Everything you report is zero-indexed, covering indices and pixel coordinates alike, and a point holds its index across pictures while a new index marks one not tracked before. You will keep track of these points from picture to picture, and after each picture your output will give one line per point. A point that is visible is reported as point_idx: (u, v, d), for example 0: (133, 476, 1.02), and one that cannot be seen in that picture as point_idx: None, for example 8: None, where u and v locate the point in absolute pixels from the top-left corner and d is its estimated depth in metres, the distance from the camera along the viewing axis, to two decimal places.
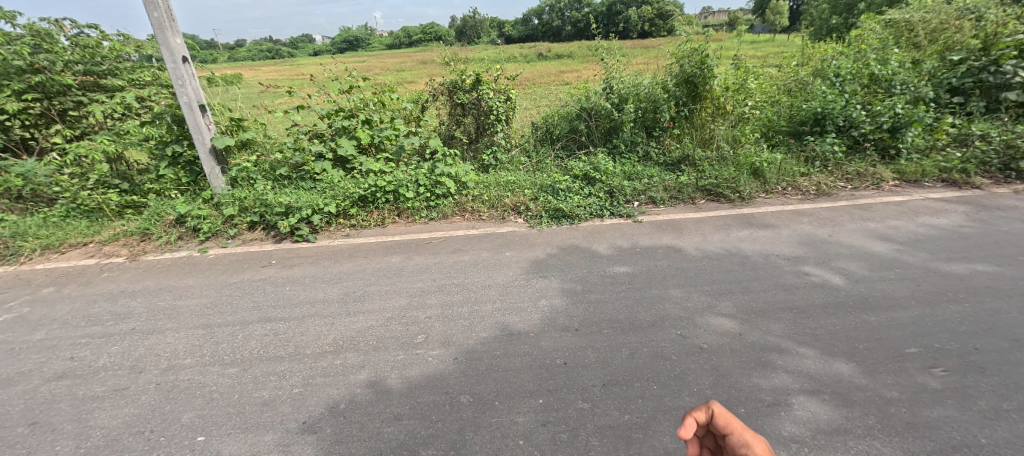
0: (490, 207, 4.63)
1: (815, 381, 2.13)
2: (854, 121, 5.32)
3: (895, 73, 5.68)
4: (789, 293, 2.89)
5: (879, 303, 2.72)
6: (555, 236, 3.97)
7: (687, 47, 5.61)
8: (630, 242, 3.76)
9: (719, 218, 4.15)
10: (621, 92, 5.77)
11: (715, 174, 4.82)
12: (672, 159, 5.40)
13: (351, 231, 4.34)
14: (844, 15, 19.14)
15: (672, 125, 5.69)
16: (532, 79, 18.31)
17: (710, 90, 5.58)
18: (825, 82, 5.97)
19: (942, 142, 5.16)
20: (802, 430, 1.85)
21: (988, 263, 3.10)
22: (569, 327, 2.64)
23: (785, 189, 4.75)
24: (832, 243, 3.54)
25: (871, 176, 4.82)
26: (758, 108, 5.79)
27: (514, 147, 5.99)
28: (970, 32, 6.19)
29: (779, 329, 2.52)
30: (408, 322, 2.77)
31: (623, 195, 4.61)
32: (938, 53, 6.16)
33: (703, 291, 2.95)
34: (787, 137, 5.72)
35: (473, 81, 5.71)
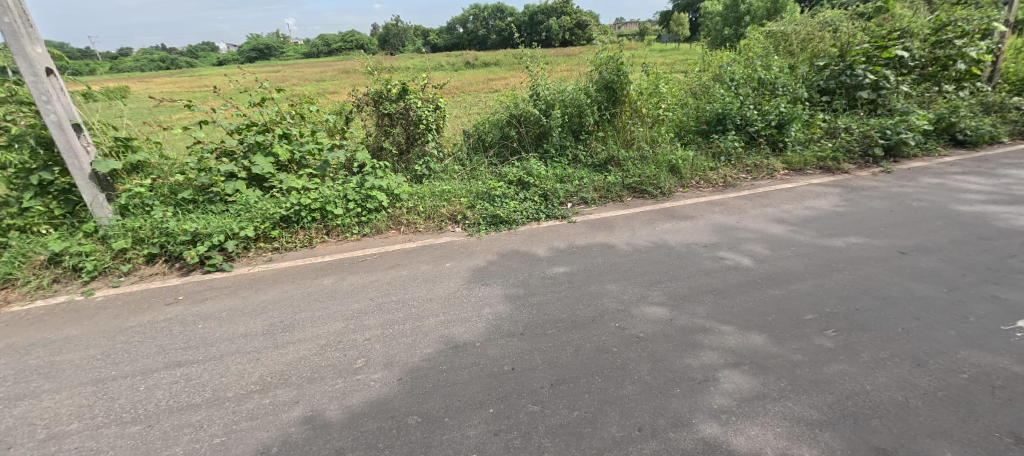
0: (427, 218, 4.52)
1: (737, 354, 2.35)
2: (749, 120, 6.03)
3: (777, 77, 6.55)
4: (710, 277, 3.17)
5: (781, 278, 3.09)
6: (494, 243, 3.98)
7: (604, 56, 5.99)
8: (567, 242, 3.89)
9: (646, 213, 4.45)
10: (547, 98, 6.00)
11: (638, 173, 5.16)
12: (599, 161, 5.67)
13: (274, 255, 3.99)
14: (734, 27, 21.80)
15: (597, 128, 6.00)
16: (461, 86, 18.42)
17: (627, 95, 5.99)
18: (724, 86, 6.70)
19: (818, 134, 6.02)
20: (730, 401, 2.03)
21: (859, 235, 3.68)
22: (514, 332, 2.66)
23: (699, 183, 5.24)
24: (740, 228, 3.96)
25: (766, 167, 5.49)
26: (670, 110, 6.31)
27: (447, 155, 5.93)
28: (830, 41, 7.34)
29: (704, 311, 2.76)
30: (345, 347, 2.59)
31: (557, 197, 4.76)
32: (808, 60, 7.23)
33: (636, 283, 3.14)
34: (697, 136, 6.31)
35: (399, 90, 5.56)
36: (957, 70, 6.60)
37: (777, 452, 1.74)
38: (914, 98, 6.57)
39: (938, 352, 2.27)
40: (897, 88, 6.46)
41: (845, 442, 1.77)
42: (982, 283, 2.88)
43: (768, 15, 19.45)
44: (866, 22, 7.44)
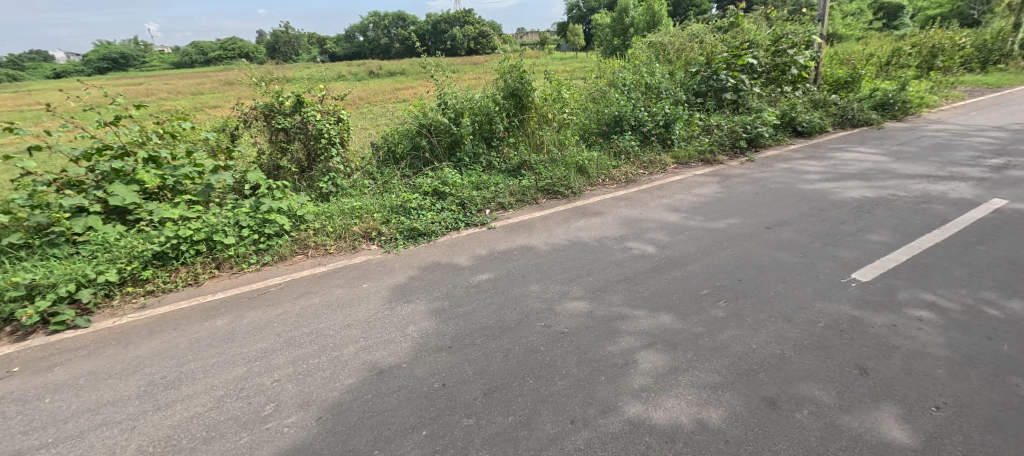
0: (338, 237, 4.21)
1: (650, 334, 2.57)
2: (641, 121, 6.68)
3: (660, 82, 7.37)
4: (621, 267, 3.42)
5: (680, 260, 3.46)
6: (413, 257, 3.83)
7: (507, 64, 6.19)
8: (488, 249, 3.90)
9: (561, 213, 4.67)
10: (456, 106, 6.00)
11: (550, 175, 5.41)
12: (512, 166, 5.80)
13: (149, 300, 3.36)
14: (621, 38, 24.10)
15: (507, 134, 6.14)
16: (367, 97, 17.63)
17: (533, 101, 6.24)
18: (618, 90, 7.33)
19: (698, 131, 6.87)
20: (648, 380, 2.20)
21: (736, 216, 4.28)
22: (442, 347, 2.58)
23: (604, 181, 5.64)
24: (643, 219, 4.35)
25: (659, 163, 6.12)
26: (574, 114, 6.73)
27: (355, 170, 5.61)
28: (698, 51, 8.47)
29: (619, 299, 2.96)
30: (249, 394, 2.27)
31: (475, 205, 4.76)
32: (683, 67, 8.25)
33: (557, 281, 3.26)
34: (599, 137, 6.80)
35: (293, 102, 5.12)
36: (792, 75, 8.06)
37: (691, 419, 1.93)
38: (765, 98, 7.86)
39: (800, 308, 2.73)
40: (751, 90, 7.67)
41: (741, 398, 2.04)
42: (825, 246, 3.54)
43: (648, 28, 21.87)
44: (723, 34, 8.73)
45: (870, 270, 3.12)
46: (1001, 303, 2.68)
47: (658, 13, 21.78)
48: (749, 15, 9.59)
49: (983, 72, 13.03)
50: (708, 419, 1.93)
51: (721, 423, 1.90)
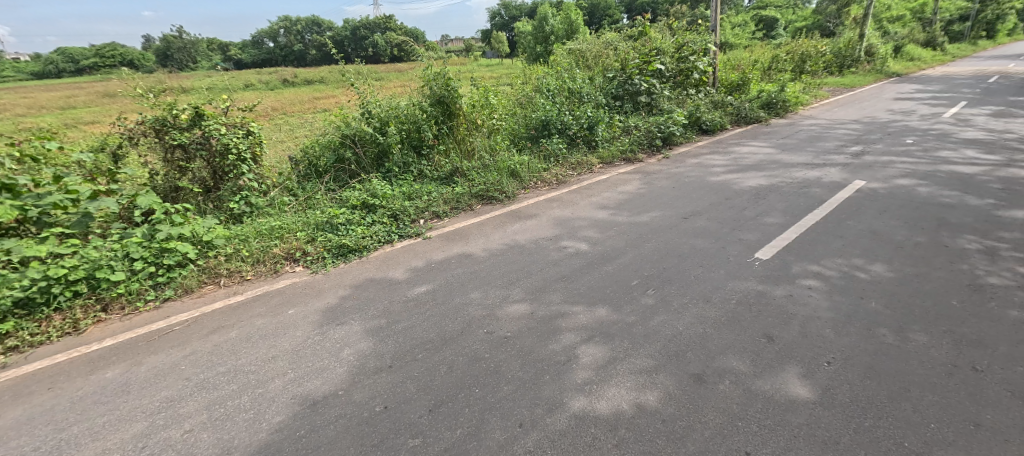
0: (255, 262, 3.83)
1: (588, 328, 2.67)
2: (567, 124, 6.96)
3: (582, 87, 7.75)
4: (557, 266, 3.52)
5: (611, 255, 3.65)
6: (344, 276, 3.60)
7: (431, 72, 6.09)
8: (425, 260, 3.80)
9: (496, 218, 4.69)
10: (380, 115, 5.78)
11: (483, 181, 5.43)
12: (444, 173, 5.73)
13: (16, 358, 2.70)
14: (544, 45, 24.99)
15: (437, 142, 6.05)
16: (281, 107, 16.34)
17: (460, 108, 6.21)
18: (543, 96, 7.58)
19: (619, 133, 7.33)
20: (590, 372, 2.29)
21: (657, 209, 4.63)
22: (381, 367, 2.45)
23: (537, 183, 5.79)
24: (575, 218, 4.53)
25: (586, 163, 6.42)
26: (503, 120, 6.83)
27: (272, 187, 5.18)
28: (613, 57, 9.05)
29: (557, 298, 3.04)
30: (156, 452, 1.92)
31: (408, 215, 4.61)
32: (601, 73, 8.76)
33: (497, 286, 3.27)
34: (529, 141, 6.97)
35: (191, 115, 4.57)
36: (694, 79, 8.93)
37: (631, 405, 2.05)
38: (674, 100, 8.63)
39: (716, 288, 3.02)
40: (662, 93, 8.36)
41: (673, 378, 2.21)
42: (732, 231, 3.96)
43: (568, 36, 22.95)
44: (633, 43, 9.44)
45: (769, 249, 3.55)
46: (867, 268, 3.20)
47: (575, 21, 22.97)
48: (654, 25, 10.47)
49: (840, 74, 15.55)
50: (646, 402, 2.06)
51: (657, 405, 2.04)
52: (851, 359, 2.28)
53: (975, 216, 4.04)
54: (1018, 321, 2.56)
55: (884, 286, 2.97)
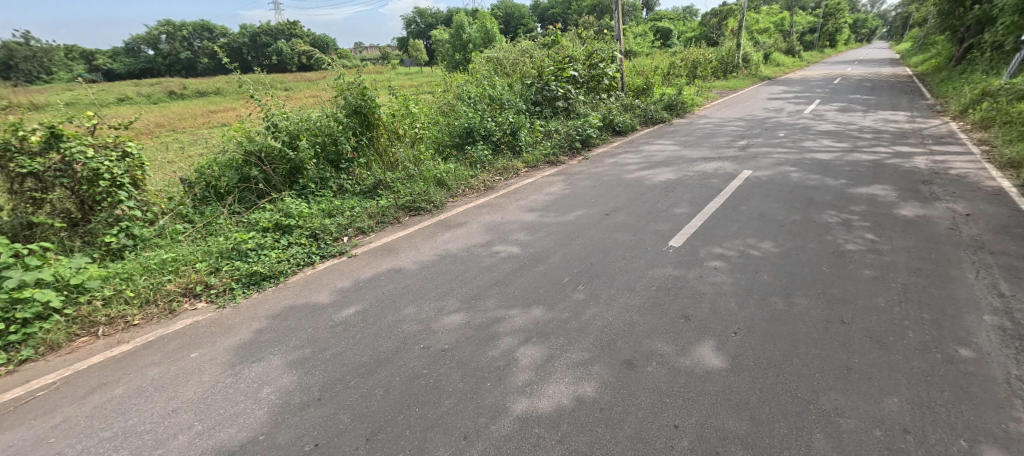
0: (145, 302, 3.30)
1: (525, 330, 2.71)
2: (491, 131, 7.04)
3: (502, 94, 7.91)
4: (491, 272, 3.54)
5: (542, 256, 3.75)
6: (258, 307, 3.25)
7: (344, 81, 5.76)
8: (351, 279, 3.57)
9: (426, 229, 4.59)
10: (289, 129, 5.32)
11: (409, 192, 5.28)
12: (367, 187, 5.48)
13: None
14: (462, 52, 25.09)
15: (357, 154, 5.74)
16: (168, 123, 14.38)
17: (379, 118, 5.96)
18: (464, 103, 7.60)
19: (541, 137, 7.59)
20: (530, 373, 2.32)
21: (581, 208, 4.87)
22: (309, 401, 2.24)
23: (465, 191, 5.77)
24: (505, 223, 4.59)
25: (512, 168, 6.55)
26: (425, 129, 6.71)
27: (161, 214, 4.52)
28: (530, 65, 9.38)
29: (493, 304, 3.05)
30: None
31: (329, 234, 4.31)
32: (519, 80, 9.02)
33: (431, 298, 3.18)
34: (453, 149, 6.94)
35: (43, 136, 3.79)
36: (605, 84, 9.57)
37: (570, 399, 2.12)
38: (589, 104, 9.17)
39: (638, 277, 3.26)
40: (577, 98, 8.84)
41: (607, 367, 2.33)
42: (648, 223, 4.30)
43: (485, 44, 23.35)
44: (547, 51, 9.87)
45: (679, 236, 3.92)
46: (758, 246, 3.68)
47: (491, 29, 23.46)
48: (565, 34, 11.05)
49: (724, 78, 17.78)
50: (585, 394, 2.15)
51: (595, 395, 2.13)
52: (752, 327, 2.61)
53: (833, 195, 4.85)
54: (868, 279, 3.13)
55: (772, 260, 3.43)
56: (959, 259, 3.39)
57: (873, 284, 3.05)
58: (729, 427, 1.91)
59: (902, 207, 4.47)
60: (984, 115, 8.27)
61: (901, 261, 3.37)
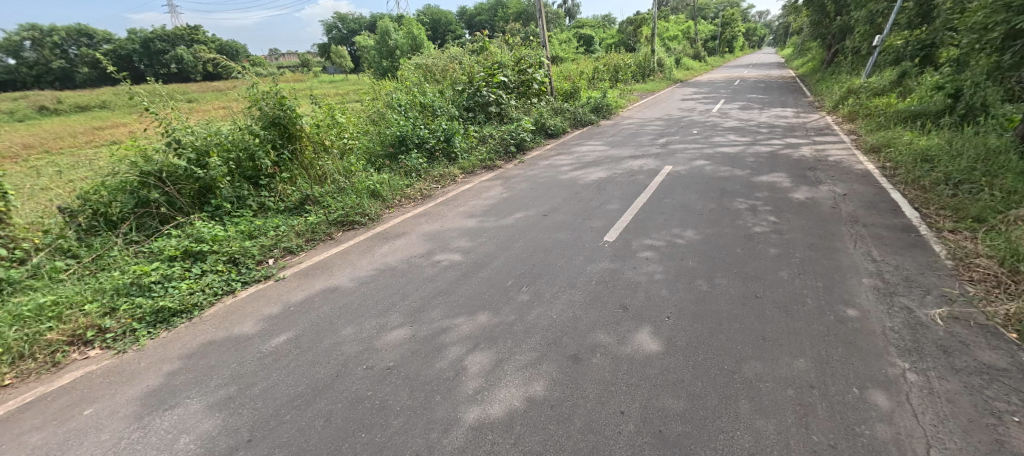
0: (17, 358, 2.73)
1: (472, 338, 2.69)
2: (424, 138, 6.91)
3: (433, 101, 7.80)
4: (433, 281, 3.46)
5: (484, 261, 3.74)
6: (169, 347, 2.85)
7: (258, 91, 5.30)
8: (280, 304, 3.29)
9: (362, 243, 4.37)
10: (195, 145, 4.77)
11: (341, 206, 5.00)
12: (293, 203, 5.11)
13: None
14: (389, 59, 24.41)
15: (278, 169, 5.32)
16: (37, 143, 12.27)
17: (301, 129, 5.55)
18: (394, 111, 7.40)
19: (476, 142, 7.60)
20: (480, 380, 2.30)
21: (520, 210, 4.94)
22: (238, 442, 2.00)
23: (401, 201, 5.59)
24: (445, 231, 4.52)
25: (449, 175, 6.47)
26: (354, 139, 6.42)
27: (33, 251, 3.80)
28: (460, 71, 9.38)
29: (438, 314, 2.98)
30: None
31: (251, 257, 3.93)
32: (450, 86, 8.96)
33: (372, 315, 3.03)
34: (386, 159, 6.71)
35: None
36: (535, 88, 9.83)
37: (521, 400, 2.14)
38: (520, 109, 9.36)
39: (578, 273, 3.38)
40: (509, 103, 8.99)
41: (554, 364, 2.38)
42: (584, 221, 4.48)
43: (412, 50, 22.93)
44: (477, 58, 9.94)
45: (613, 231, 4.14)
46: (682, 235, 3.99)
47: (418, 36, 23.09)
48: (493, 40, 11.20)
49: (643, 81, 19.13)
50: (535, 394, 2.18)
51: (544, 393, 2.17)
52: (682, 310, 2.82)
53: (741, 184, 5.42)
54: (773, 256, 3.54)
55: (695, 246, 3.75)
56: (841, 233, 3.97)
57: (778, 261, 3.45)
58: (668, 406, 2.05)
59: (795, 191, 5.12)
60: (850, 109, 9.77)
61: (798, 238, 3.86)
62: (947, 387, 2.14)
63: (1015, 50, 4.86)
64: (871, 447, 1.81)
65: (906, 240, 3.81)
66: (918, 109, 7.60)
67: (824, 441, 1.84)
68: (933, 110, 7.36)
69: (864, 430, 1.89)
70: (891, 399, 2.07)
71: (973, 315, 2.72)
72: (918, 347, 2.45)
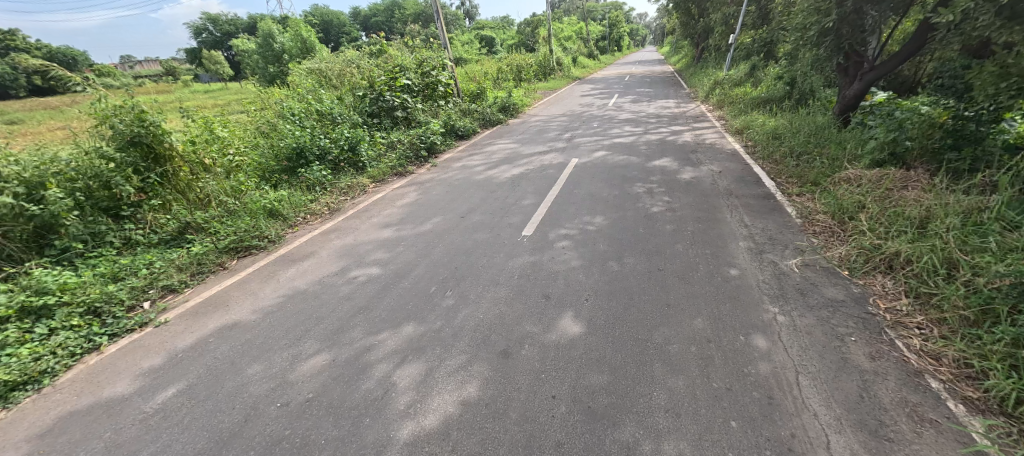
0: None
1: (398, 351, 2.59)
2: (325, 149, 6.44)
3: (332, 108, 7.30)
4: (351, 299, 3.26)
5: (404, 271, 3.61)
6: (7, 431, 2.23)
7: (107, 105, 4.43)
8: (164, 354, 2.80)
9: (262, 268, 3.94)
10: (22, 175, 3.81)
11: (232, 231, 4.46)
12: (170, 234, 4.40)
13: None
14: (277, 64, 22.23)
15: (144, 195, 4.53)
16: None
17: (172, 147, 4.72)
18: (288, 121, 6.77)
19: (384, 149, 7.29)
20: (411, 393, 2.23)
21: (438, 215, 4.86)
22: None
23: (305, 217, 5.14)
24: (360, 244, 4.27)
25: (358, 185, 6.12)
26: (242, 155, 5.75)
27: None
28: (360, 76, 8.90)
29: (359, 333, 2.81)
30: None
31: (119, 303, 3.30)
32: (349, 92, 8.46)
33: (283, 346, 2.75)
34: (283, 174, 6.13)
35: None
36: (441, 91, 9.69)
37: (455, 405, 2.12)
38: (428, 112, 9.18)
39: (500, 270, 3.43)
40: (416, 106, 8.74)
41: (485, 363, 2.39)
42: (502, 218, 4.56)
43: (303, 54, 21.18)
44: (375, 61, 9.52)
45: (530, 225, 4.28)
46: (592, 222, 4.28)
47: (308, 38, 21.33)
48: (391, 43, 10.81)
49: (545, 79, 19.97)
50: (468, 395, 2.17)
51: (478, 393, 2.18)
52: (598, 291, 3.03)
53: (639, 170, 5.97)
54: (670, 232, 3.96)
55: (604, 231, 4.04)
56: (720, 205, 4.60)
57: (673, 235, 3.88)
58: (594, 382, 2.19)
59: (683, 172, 5.79)
60: (718, 99, 11.30)
61: (687, 214, 4.38)
62: (805, 322, 2.62)
63: (826, 45, 6.04)
64: (756, 382, 2.14)
65: (768, 205, 4.55)
66: (766, 96, 9.09)
67: (722, 386, 2.13)
68: (777, 97, 8.87)
69: (750, 370, 2.23)
70: (768, 340, 2.47)
71: (819, 261, 3.35)
72: (783, 292, 2.94)
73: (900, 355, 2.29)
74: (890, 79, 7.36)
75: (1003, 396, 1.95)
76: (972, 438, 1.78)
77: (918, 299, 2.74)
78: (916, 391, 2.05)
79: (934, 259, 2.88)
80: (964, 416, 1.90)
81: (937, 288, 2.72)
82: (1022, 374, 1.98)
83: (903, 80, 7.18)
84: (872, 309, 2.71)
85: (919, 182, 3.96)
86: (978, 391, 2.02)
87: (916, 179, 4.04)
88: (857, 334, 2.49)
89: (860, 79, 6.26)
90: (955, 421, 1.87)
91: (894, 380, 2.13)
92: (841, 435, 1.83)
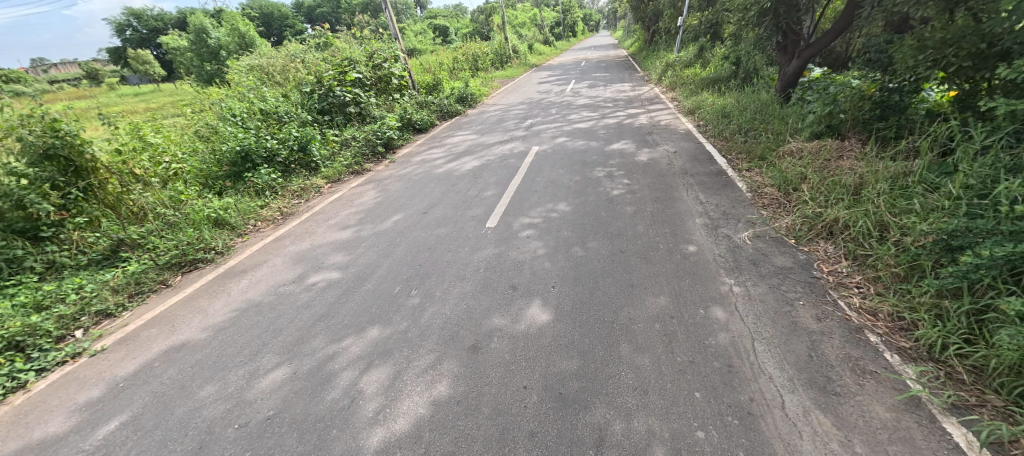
0: None
1: (364, 356, 2.51)
2: (273, 151, 6.09)
3: (278, 107, 6.94)
4: (311, 306, 3.11)
5: (366, 272, 3.49)
6: None
7: (12, 115, 3.94)
8: (104, 385, 2.57)
9: (211, 283, 3.69)
10: None
11: (173, 244, 4.14)
12: (101, 254, 4.03)
13: None
14: (214, 61, 20.76)
15: (67, 213, 4.12)
16: None
17: (94, 159, 4.27)
18: (228, 122, 6.34)
19: (337, 147, 6.98)
20: (379, 398, 2.17)
21: (399, 212, 4.73)
22: None
23: (256, 225, 4.86)
24: (317, 248, 4.09)
25: (312, 187, 5.84)
26: (179, 162, 5.34)
27: None
28: (306, 71, 8.48)
29: (321, 341, 2.70)
30: None
31: (46, 334, 2.99)
32: (295, 88, 8.03)
33: (239, 364, 2.59)
34: (228, 180, 5.75)
35: None
36: (394, 83, 9.32)
37: (426, 405, 2.08)
38: (383, 105, 8.86)
39: (466, 265, 3.39)
40: (369, 101, 8.42)
41: (454, 360, 2.36)
42: (464, 211, 4.49)
43: (243, 49, 19.84)
44: (321, 55, 9.07)
45: (494, 217, 4.25)
46: (556, 209, 4.29)
47: (247, 33, 19.98)
48: (338, 35, 10.34)
49: (502, 67, 19.79)
50: (439, 395, 2.14)
51: (448, 391, 2.15)
52: (564, 278, 3.05)
53: (598, 154, 6.05)
54: (631, 213, 4.04)
55: (567, 217, 4.07)
56: (676, 184, 4.74)
57: (634, 217, 3.96)
58: (564, 368, 2.21)
59: (640, 155, 5.92)
60: (670, 80, 11.62)
61: (646, 195, 4.49)
62: (758, 291, 2.76)
63: (766, 24, 6.28)
64: (717, 353, 2.24)
65: (720, 182, 4.74)
66: (714, 76, 9.44)
67: (686, 359, 2.21)
68: (724, 76, 9.20)
69: (711, 341, 2.33)
70: (725, 311, 2.58)
71: (768, 232, 3.53)
72: (738, 264, 3.08)
73: (842, 314, 2.46)
74: (824, 55, 7.82)
75: (932, 344, 2.14)
76: (906, 384, 1.95)
77: (856, 261, 2.94)
78: (857, 346, 2.21)
79: (868, 222, 3.10)
80: (899, 365, 2.07)
81: (871, 249, 2.94)
82: (945, 322, 2.19)
83: (837, 57, 7.64)
84: (817, 273, 2.89)
85: (853, 152, 4.25)
86: (909, 341, 2.21)
87: (850, 149, 4.33)
88: (805, 298, 2.66)
89: (798, 57, 6.60)
90: (892, 370, 2.04)
91: (838, 338, 2.28)
92: (794, 394, 1.95)
